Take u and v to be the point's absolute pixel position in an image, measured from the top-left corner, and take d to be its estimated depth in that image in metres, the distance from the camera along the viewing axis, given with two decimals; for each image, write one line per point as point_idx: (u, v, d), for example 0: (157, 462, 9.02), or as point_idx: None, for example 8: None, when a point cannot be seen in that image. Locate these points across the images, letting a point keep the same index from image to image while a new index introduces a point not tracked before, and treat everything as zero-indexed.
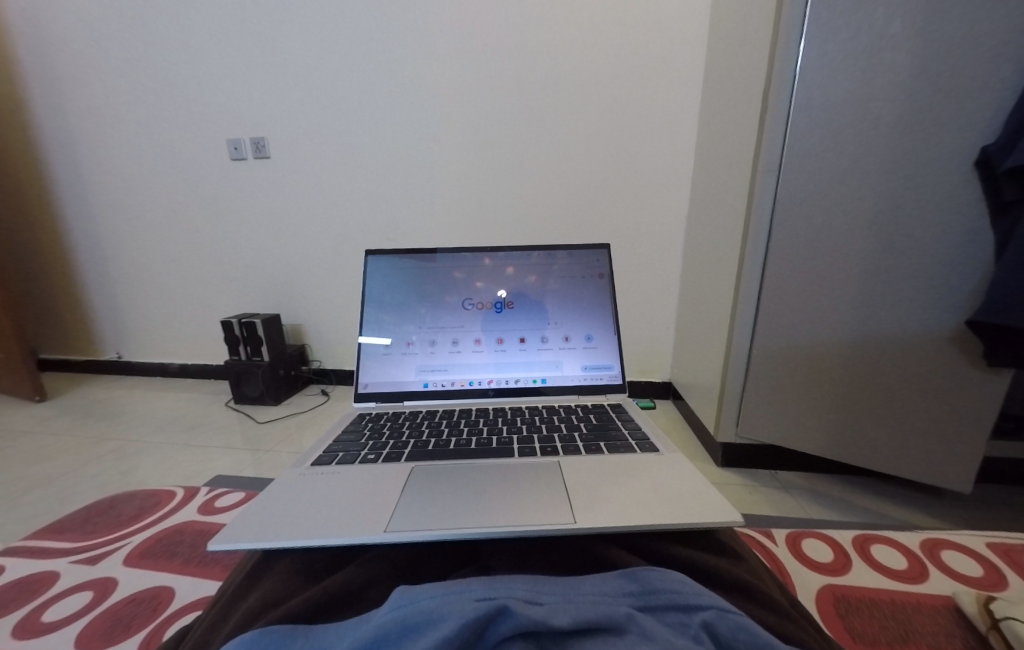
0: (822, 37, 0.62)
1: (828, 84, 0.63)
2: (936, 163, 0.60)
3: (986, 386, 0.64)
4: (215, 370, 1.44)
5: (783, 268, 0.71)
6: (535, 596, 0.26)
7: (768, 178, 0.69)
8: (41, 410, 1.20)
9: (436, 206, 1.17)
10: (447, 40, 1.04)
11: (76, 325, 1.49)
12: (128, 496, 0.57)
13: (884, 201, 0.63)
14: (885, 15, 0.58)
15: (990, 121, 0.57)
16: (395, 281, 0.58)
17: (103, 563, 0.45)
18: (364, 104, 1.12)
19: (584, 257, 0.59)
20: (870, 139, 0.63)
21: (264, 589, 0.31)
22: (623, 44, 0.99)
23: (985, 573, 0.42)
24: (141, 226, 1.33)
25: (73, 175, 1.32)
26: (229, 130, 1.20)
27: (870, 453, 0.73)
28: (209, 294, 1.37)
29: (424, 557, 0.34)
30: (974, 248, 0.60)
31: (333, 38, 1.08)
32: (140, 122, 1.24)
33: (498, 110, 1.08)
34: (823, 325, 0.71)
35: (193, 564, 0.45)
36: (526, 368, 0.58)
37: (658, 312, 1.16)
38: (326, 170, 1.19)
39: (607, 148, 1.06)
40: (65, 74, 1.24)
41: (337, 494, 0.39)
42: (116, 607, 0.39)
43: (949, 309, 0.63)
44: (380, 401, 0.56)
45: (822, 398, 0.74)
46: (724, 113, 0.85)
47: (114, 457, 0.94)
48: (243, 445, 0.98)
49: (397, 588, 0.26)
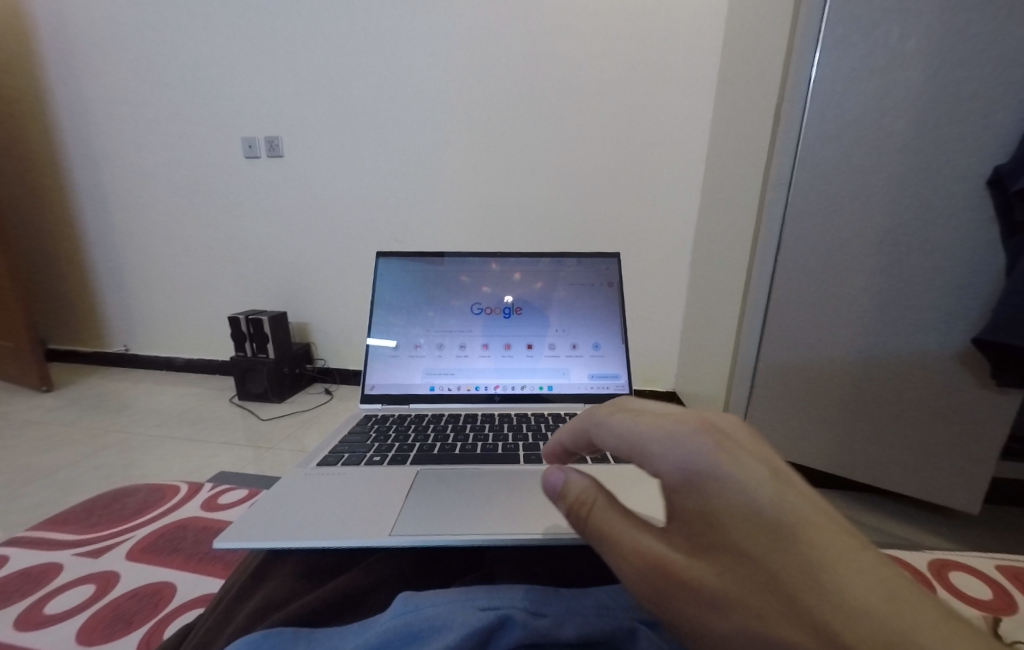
0: (836, 52, 0.61)
1: (843, 98, 0.62)
2: (951, 180, 0.60)
3: (997, 406, 0.63)
4: (220, 366, 1.45)
5: (793, 281, 0.70)
6: (541, 607, 0.25)
7: (778, 192, 0.68)
8: (47, 400, 1.21)
9: (445, 208, 1.18)
10: (461, 43, 1.05)
11: (86, 316, 1.50)
12: (132, 490, 0.57)
13: (896, 217, 0.63)
14: (903, 30, 0.58)
15: (1006, 140, 0.56)
16: (404, 283, 0.58)
17: (106, 556, 0.45)
18: (378, 105, 1.13)
19: (594, 265, 0.59)
20: (884, 154, 0.62)
21: (267, 590, 0.31)
22: (637, 51, 0.99)
23: (996, 596, 0.38)
24: (153, 220, 1.35)
25: (89, 169, 1.34)
26: (244, 128, 1.21)
27: (879, 470, 0.72)
28: (218, 289, 1.38)
29: (427, 563, 0.34)
30: (988, 267, 0.60)
31: (349, 39, 1.09)
32: (156, 117, 1.26)
33: (510, 114, 1.08)
34: (834, 340, 0.70)
35: (196, 560, 0.44)
36: (532, 375, 0.57)
37: (665, 321, 1.15)
38: (338, 170, 1.20)
39: (618, 154, 1.06)
40: (86, 70, 1.26)
41: (343, 495, 0.39)
42: (117, 602, 0.39)
43: (959, 327, 0.63)
44: (385, 403, 0.56)
45: (830, 413, 0.73)
46: (736, 123, 0.85)
47: (118, 450, 0.94)
48: (246, 442, 0.98)
49: (400, 595, 0.26)
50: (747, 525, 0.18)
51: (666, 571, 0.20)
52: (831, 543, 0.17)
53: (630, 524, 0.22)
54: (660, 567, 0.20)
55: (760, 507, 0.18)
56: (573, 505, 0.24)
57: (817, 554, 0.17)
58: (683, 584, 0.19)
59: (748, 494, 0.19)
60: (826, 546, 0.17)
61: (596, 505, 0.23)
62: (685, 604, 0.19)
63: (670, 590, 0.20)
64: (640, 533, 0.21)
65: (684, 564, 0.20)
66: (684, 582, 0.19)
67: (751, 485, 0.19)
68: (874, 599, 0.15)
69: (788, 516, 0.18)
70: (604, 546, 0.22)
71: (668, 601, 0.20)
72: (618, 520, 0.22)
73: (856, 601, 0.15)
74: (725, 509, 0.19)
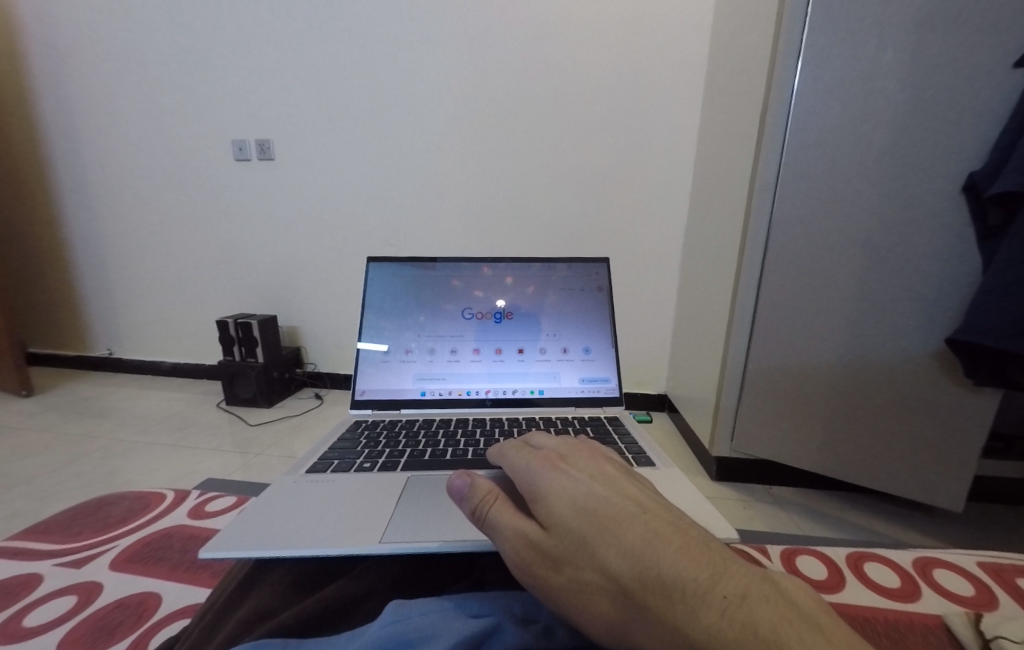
0: (817, 62, 0.63)
1: (826, 107, 0.64)
2: (929, 188, 0.62)
3: (975, 407, 0.65)
4: (208, 370, 1.42)
5: (779, 286, 0.71)
6: (532, 612, 0.26)
7: (764, 197, 0.70)
8: (27, 406, 1.18)
9: (438, 212, 1.18)
10: (453, 47, 1.06)
11: (68, 320, 1.47)
12: (116, 498, 0.56)
13: (877, 224, 0.65)
14: (881, 43, 0.60)
15: (979, 150, 0.59)
16: (394, 288, 0.58)
17: (89, 567, 0.44)
18: (370, 109, 1.13)
19: (584, 270, 0.60)
20: (865, 162, 0.64)
21: (255, 600, 0.30)
22: (627, 59, 1.00)
23: (976, 593, 0.38)
24: (139, 222, 1.33)
25: (73, 170, 1.32)
26: (234, 129, 1.20)
27: (864, 472, 0.73)
28: (206, 292, 1.36)
29: (419, 569, 0.34)
30: (964, 272, 0.62)
31: (340, 42, 1.09)
32: (144, 118, 1.24)
33: (502, 119, 1.09)
34: (819, 345, 0.72)
35: (182, 569, 0.44)
36: (523, 379, 0.58)
37: (655, 325, 1.17)
38: (329, 173, 1.19)
39: (609, 160, 1.07)
40: (71, 70, 1.24)
41: (333, 502, 0.39)
42: (101, 613, 0.38)
43: (938, 330, 0.65)
44: (375, 408, 0.55)
45: (815, 417, 0.74)
46: (722, 130, 0.87)
47: (101, 457, 0.92)
48: (234, 448, 0.97)
49: (391, 603, 0.26)
50: (581, 504, 0.25)
51: (528, 545, 0.25)
52: (635, 513, 0.24)
53: (509, 511, 0.26)
54: (525, 542, 0.25)
55: (590, 494, 0.25)
56: (470, 501, 0.28)
57: (622, 520, 0.23)
58: (539, 553, 0.24)
59: (584, 487, 0.26)
60: (630, 514, 0.24)
61: (490, 501, 0.27)
62: (537, 571, 0.24)
63: (531, 562, 0.24)
64: (514, 518, 0.26)
65: (541, 538, 0.25)
66: (539, 552, 0.24)
67: (585, 483, 0.26)
68: (652, 544, 0.21)
69: (603, 508, 0.24)
70: (488, 532, 0.26)
71: (527, 569, 0.24)
72: (506, 509, 0.26)
73: (640, 548, 0.21)
74: (567, 497, 0.25)
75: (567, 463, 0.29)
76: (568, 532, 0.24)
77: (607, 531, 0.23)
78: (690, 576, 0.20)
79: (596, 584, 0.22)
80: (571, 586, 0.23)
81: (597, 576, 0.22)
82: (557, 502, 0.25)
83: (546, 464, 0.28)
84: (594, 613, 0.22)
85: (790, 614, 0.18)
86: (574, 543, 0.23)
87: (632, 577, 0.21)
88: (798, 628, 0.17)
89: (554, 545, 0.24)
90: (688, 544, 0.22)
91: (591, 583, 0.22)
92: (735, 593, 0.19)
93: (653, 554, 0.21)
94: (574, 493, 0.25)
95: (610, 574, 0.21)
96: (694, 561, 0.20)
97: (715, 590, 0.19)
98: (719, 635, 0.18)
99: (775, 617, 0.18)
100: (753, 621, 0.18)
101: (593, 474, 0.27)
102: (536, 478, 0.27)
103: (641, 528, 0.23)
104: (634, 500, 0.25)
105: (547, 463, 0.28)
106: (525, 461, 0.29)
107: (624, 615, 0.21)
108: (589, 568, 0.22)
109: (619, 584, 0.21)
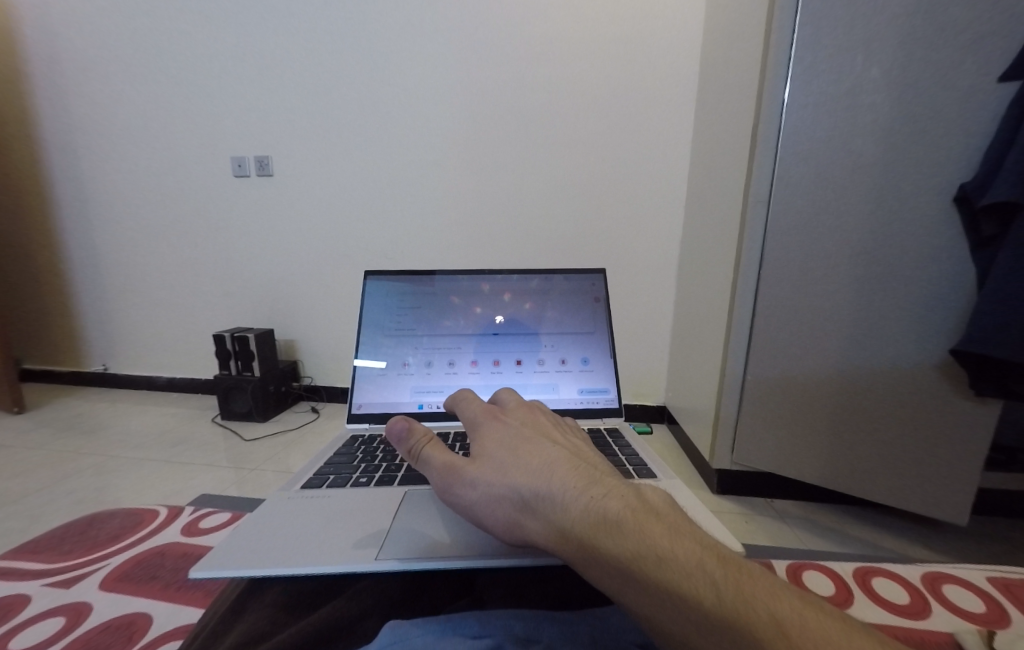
0: (805, 80, 0.65)
1: (816, 122, 0.66)
2: (921, 200, 0.63)
3: (974, 417, 0.65)
4: (203, 384, 1.41)
5: (775, 295, 0.72)
6: (533, 633, 0.25)
7: (758, 209, 0.71)
8: (17, 423, 1.16)
9: (435, 227, 1.19)
10: (454, 64, 1.08)
11: (63, 334, 1.46)
12: (106, 516, 0.55)
13: (871, 234, 0.66)
14: (868, 61, 0.62)
15: (966, 163, 0.60)
16: (394, 301, 0.58)
17: (76, 587, 0.43)
18: (369, 126, 1.15)
19: (581, 282, 0.60)
20: (857, 175, 0.65)
21: (246, 623, 0.30)
22: (619, 76, 1.03)
23: (988, 609, 0.37)
24: (137, 237, 1.33)
25: (73, 187, 1.33)
26: (234, 147, 1.22)
27: (868, 483, 0.73)
28: (203, 307, 1.35)
29: (416, 589, 0.33)
30: (959, 281, 0.63)
31: (339, 61, 1.12)
32: (145, 135, 1.25)
33: (498, 135, 1.11)
34: (816, 356, 0.72)
35: (173, 589, 0.42)
36: (521, 390, 0.57)
37: (654, 336, 1.17)
38: (328, 187, 1.20)
39: (605, 174, 1.09)
40: (75, 90, 1.26)
41: (326, 519, 0.38)
42: (89, 634, 0.37)
43: (936, 340, 0.65)
44: (372, 422, 0.54)
45: (815, 428, 0.74)
46: (716, 141, 0.88)
47: (92, 474, 0.90)
48: (228, 464, 0.95)
49: (388, 622, 0.25)
50: (504, 442, 0.30)
51: (453, 472, 0.30)
52: (545, 446, 0.29)
53: (442, 451, 0.31)
54: (449, 470, 0.30)
55: (515, 437, 0.31)
56: (408, 443, 0.32)
57: (532, 451, 0.29)
58: (459, 476, 0.29)
59: (513, 432, 0.32)
60: (540, 447, 0.29)
61: (425, 442, 0.32)
62: (457, 490, 0.29)
63: (451, 482, 0.29)
64: (444, 454, 0.31)
65: (465, 465, 0.30)
66: (460, 475, 0.29)
67: (512, 431, 0.32)
68: (549, 465, 0.27)
69: (517, 444, 0.30)
70: (422, 467, 0.31)
71: (449, 489, 0.29)
72: (438, 450, 0.31)
73: (540, 468, 0.27)
74: (495, 437, 0.31)
75: (506, 417, 0.34)
76: (489, 459, 0.29)
77: (519, 458, 0.28)
78: (569, 485, 0.25)
79: (503, 495, 0.27)
80: (482, 496, 0.28)
81: (503, 488, 0.27)
82: (488, 440, 0.31)
83: (489, 416, 0.34)
84: (499, 516, 0.27)
85: (634, 503, 0.24)
86: (490, 466, 0.28)
87: (528, 486, 0.26)
88: (636, 510, 0.23)
89: (474, 469, 0.29)
90: (578, 464, 0.27)
91: (499, 493, 0.27)
92: (600, 493, 0.25)
93: (548, 471, 0.27)
94: (503, 436, 0.31)
95: (513, 486, 0.27)
96: (577, 475, 0.26)
97: (583, 491, 0.25)
98: (582, 519, 0.24)
99: (622, 504, 0.24)
100: (605, 508, 0.24)
101: (523, 424, 0.33)
102: (478, 427, 0.33)
103: (546, 455, 0.28)
104: (549, 440, 0.31)
105: (490, 416, 0.34)
106: (473, 414, 0.34)
107: (521, 514, 0.26)
108: (499, 482, 0.27)
109: (520, 492, 0.26)
